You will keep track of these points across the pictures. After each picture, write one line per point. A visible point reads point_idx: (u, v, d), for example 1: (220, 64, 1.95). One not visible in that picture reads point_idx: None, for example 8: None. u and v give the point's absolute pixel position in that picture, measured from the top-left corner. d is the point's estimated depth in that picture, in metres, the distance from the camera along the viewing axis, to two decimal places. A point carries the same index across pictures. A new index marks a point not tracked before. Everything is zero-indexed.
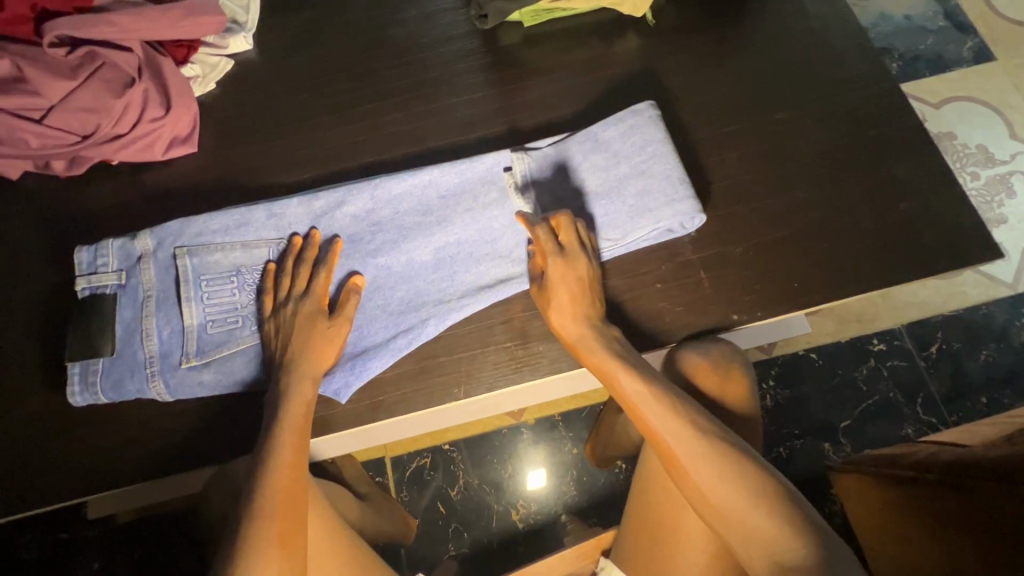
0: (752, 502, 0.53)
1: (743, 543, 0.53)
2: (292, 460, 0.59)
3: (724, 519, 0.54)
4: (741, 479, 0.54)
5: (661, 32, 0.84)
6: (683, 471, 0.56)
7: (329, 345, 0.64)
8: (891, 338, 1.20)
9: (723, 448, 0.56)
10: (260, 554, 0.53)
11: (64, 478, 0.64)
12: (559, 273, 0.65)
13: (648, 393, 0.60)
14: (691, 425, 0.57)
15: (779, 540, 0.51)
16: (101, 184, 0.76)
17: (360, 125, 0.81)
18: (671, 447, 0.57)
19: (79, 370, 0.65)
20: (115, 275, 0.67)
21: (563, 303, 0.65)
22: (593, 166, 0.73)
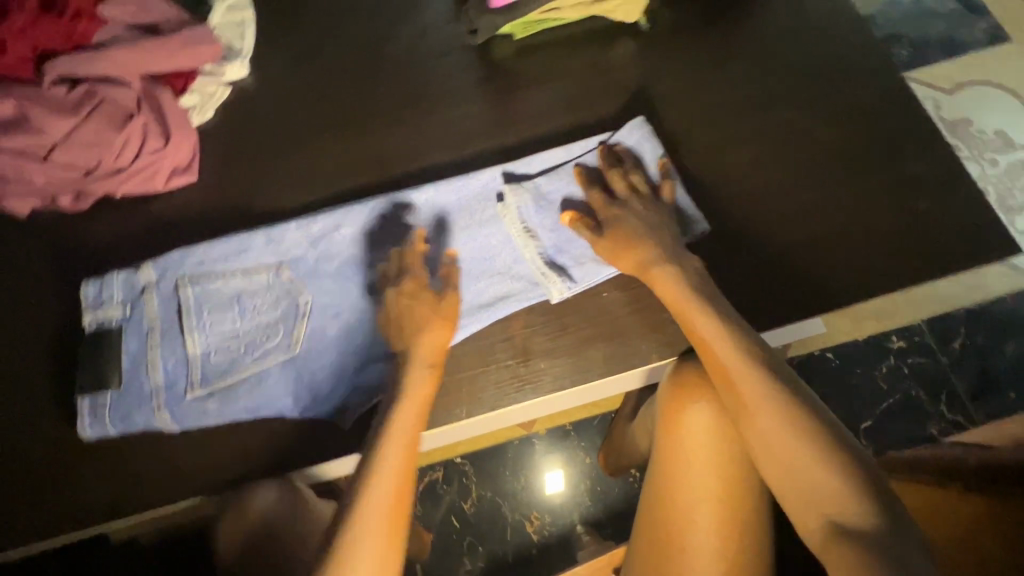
0: (812, 459, 0.53)
1: (798, 498, 0.53)
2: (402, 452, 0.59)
3: (778, 471, 0.54)
4: (807, 432, 0.53)
5: (657, 36, 0.83)
6: (750, 414, 0.56)
7: (440, 323, 0.65)
8: (911, 334, 1.16)
9: (790, 402, 0.55)
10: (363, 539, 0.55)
11: (73, 511, 0.64)
12: (622, 220, 0.68)
13: (723, 330, 0.60)
14: (762, 370, 0.57)
15: (836, 500, 0.51)
16: (103, 217, 0.77)
17: (356, 146, 0.81)
18: (741, 387, 0.57)
19: (88, 404, 0.65)
20: (120, 307, 0.68)
21: (626, 242, 0.66)
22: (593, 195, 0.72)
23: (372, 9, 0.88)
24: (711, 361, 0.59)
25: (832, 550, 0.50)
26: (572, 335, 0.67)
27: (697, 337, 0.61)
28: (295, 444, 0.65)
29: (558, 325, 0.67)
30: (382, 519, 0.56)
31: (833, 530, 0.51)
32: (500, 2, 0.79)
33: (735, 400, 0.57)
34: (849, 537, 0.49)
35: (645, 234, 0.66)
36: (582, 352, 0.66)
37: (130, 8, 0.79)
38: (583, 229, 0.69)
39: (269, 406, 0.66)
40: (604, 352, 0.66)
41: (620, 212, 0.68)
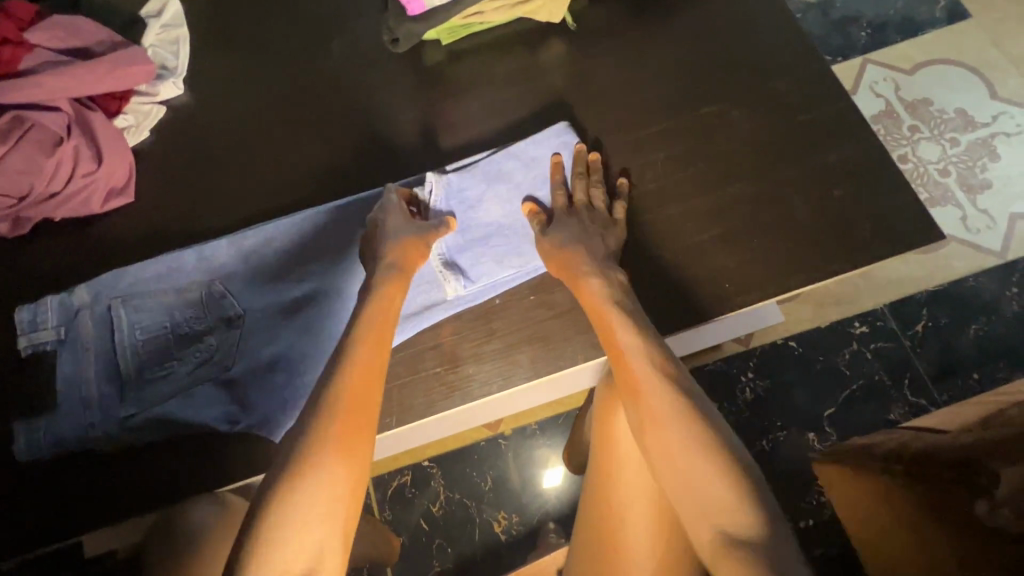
0: (710, 470, 0.52)
1: (696, 512, 0.51)
2: (365, 365, 0.58)
3: (674, 482, 0.53)
4: (708, 443, 0.53)
5: (585, 34, 0.83)
6: (656, 425, 0.55)
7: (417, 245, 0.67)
8: (872, 318, 1.16)
9: (694, 414, 0.55)
10: (322, 445, 0.53)
11: (12, 535, 0.65)
12: (569, 223, 0.68)
13: (640, 342, 0.60)
14: (672, 385, 0.57)
15: (726, 511, 0.50)
16: (42, 242, 0.78)
17: (289, 158, 0.81)
18: (648, 396, 0.57)
19: (24, 427, 0.67)
20: (54, 331, 0.71)
21: (570, 250, 0.66)
22: (496, 196, 0.73)
23: (305, 22, 0.89)
24: (625, 368, 0.59)
25: (721, 561, 0.48)
26: (500, 339, 0.67)
27: (614, 345, 0.61)
28: (231, 454, 0.66)
29: (485, 330, 0.68)
30: (340, 429, 0.54)
31: (723, 541, 0.49)
32: (417, 10, 0.80)
33: (643, 407, 0.57)
34: (738, 549, 0.48)
35: (584, 246, 0.66)
36: (508, 355, 0.67)
37: (59, 34, 0.79)
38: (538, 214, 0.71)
39: (200, 420, 0.67)
40: (530, 354, 0.66)
41: (570, 217, 0.69)
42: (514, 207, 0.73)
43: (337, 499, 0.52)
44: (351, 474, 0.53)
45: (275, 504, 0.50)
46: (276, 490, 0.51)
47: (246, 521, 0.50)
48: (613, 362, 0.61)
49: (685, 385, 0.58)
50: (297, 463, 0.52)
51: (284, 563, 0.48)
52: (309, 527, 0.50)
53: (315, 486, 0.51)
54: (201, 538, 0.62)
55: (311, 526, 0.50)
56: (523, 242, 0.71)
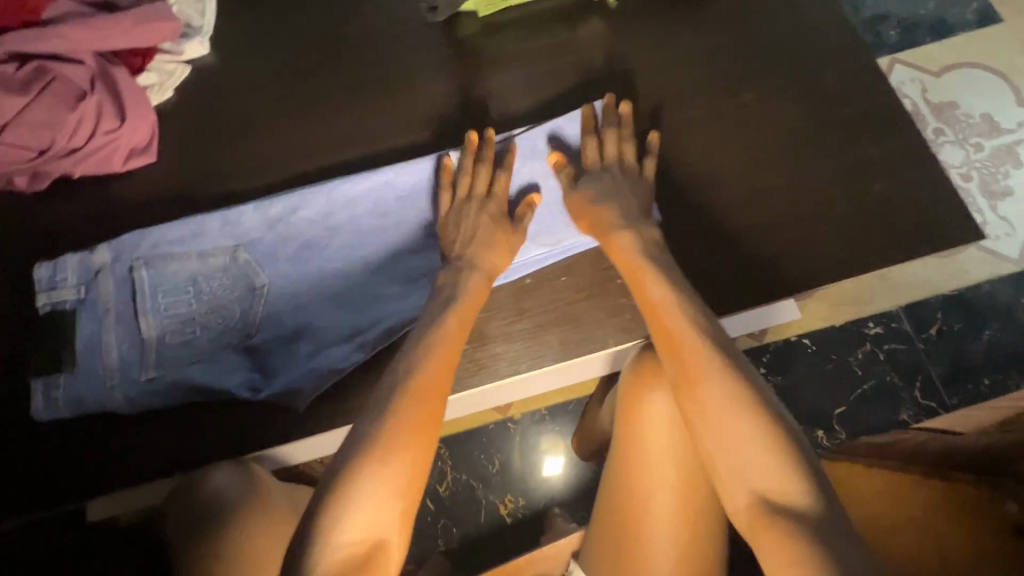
0: (751, 433, 0.51)
1: (736, 475, 0.51)
2: (451, 342, 0.60)
3: (711, 446, 0.53)
4: (749, 406, 0.53)
5: (625, 14, 0.81)
6: (693, 385, 0.55)
7: (505, 243, 0.67)
8: (887, 320, 1.16)
9: (734, 375, 0.54)
10: (406, 414, 0.55)
11: (26, 495, 0.64)
12: (598, 180, 0.69)
13: (676, 301, 0.60)
14: (708, 344, 0.56)
15: (768, 476, 0.50)
16: (59, 197, 0.76)
17: (317, 125, 0.79)
18: (684, 356, 0.56)
19: (41, 386, 0.66)
20: (74, 290, 0.69)
21: (595, 203, 0.68)
22: (531, 173, 0.72)
23: None
24: (660, 327, 0.59)
25: (762, 528, 0.49)
26: (530, 318, 0.66)
27: (650, 304, 0.60)
28: (250, 422, 0.66)
29: (515, 309, 0.67)
30: (415, 411, 0.55)
31: (763, 507, 0.49)
32: None
33: (679, 366, 0.56)
34: (778, 515, 0.48)
35: (611, 199, 0.68)
36: (537, 335, 0.66)
37: None
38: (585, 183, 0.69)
39: (222, 388, 0.66)
40: (560, 335, 0.66)
41: (599, 172, 0.70)
42: (550, 186, 0.72)
43: (415, 472, 0.53)
44: (419, 457, 0.54)
45: (363, 466, 0.52)
46: (346, 469, 0.51)
47: (332, 480, 0.52)
48: (648, 319, 0.60)
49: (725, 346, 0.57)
50: (383, 441, 0.53)
51: (357, 536, 0.49)
52: (392, 497, 0.51)
53: (402, 456, 0.53)
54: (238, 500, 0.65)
55: (384, 504, 0.51)
56: (558, 221, 0.70)
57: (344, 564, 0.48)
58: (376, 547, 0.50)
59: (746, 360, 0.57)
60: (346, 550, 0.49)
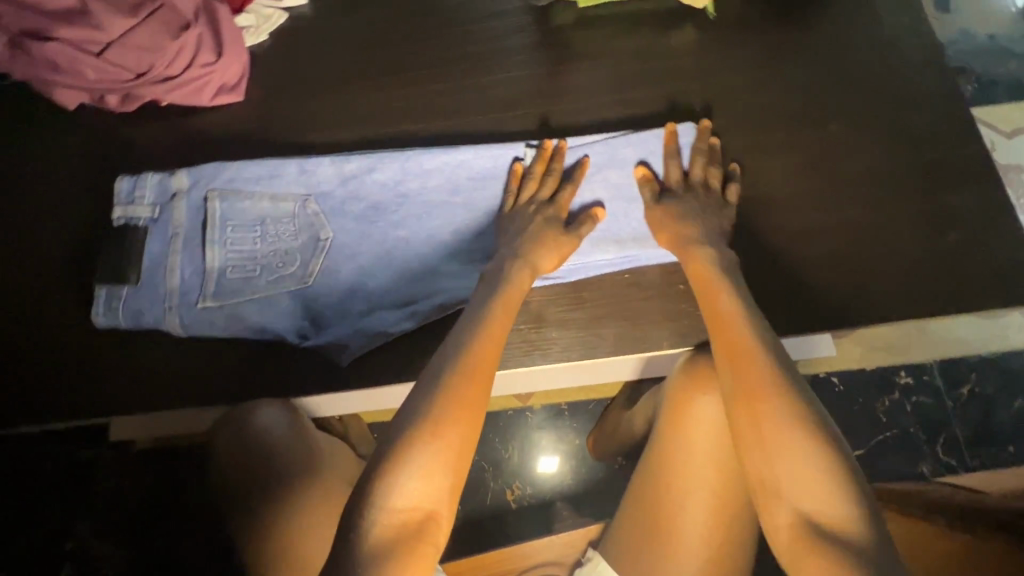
0: (802, 451, 0.50)
1: (781, 493, 0.50)
2: (502, 321, 0.60)
3: (759, 462, 0.52)
4: (808, 427, 0.51)
5: (722, 26, 0.81)
6: (747, 395, 0.53)
7: (554, 248, 0.67)
8: (921, 372, 1.15)
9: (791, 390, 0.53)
10: (458, 388, 0.55)
11: (79, 400, 0.68)
12: (679, 200, 0.69)
13: (742, 312, 0.59)
14: (769, 357, 0.55)
15: (817, 498, 0.48)
16: (147, 123, 0.78)
17: (402, 90, 0.81)
18: (746, 367, 0.55)
19: (105, 294, 0.69)
20: (149, 208, 0.72)
21: (674, 217, 0.68)
22: (605, 180, 0.73)
23: None
24: (723, 336, 0.58)
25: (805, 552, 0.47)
26: (587, 310, 0.68)
27: (715, 314, 0.60)
28: (291, 364, 0.69)
29: (574, 298, 0.68)
30: (469, 389, 0.55)
31: (808, 530, 0.48)
32: None
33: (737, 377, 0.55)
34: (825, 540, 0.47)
35: (691, 218, 0.67)
36: (591, 327, 0.67)
37: None
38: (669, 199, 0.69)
39: (273, 329, 0.69)
40: (615, 331, 0.67)
41: (681, 194, 0.70)
42: (622, 195, 0.72)
43: (464, 447, 0.53)
44: (471, 433, 0.54)
45: (415, 434, 0.52)
46: (402, 436, 0.52)
47: (387, 447, 0.53)
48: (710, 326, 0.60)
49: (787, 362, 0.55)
50: (434, 414, 0.53)
51: (409, 502, 0.51)
52: (442, 469, 0.52)
53: (454, 430, 0.53)
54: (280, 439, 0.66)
55: (438, 475, 0.52)
56: (624, 232, 0.70)
57: (398, 527, 0.50)
58: (429, 515, 0.51)
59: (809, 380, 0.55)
60: (400, 514, 0.50)
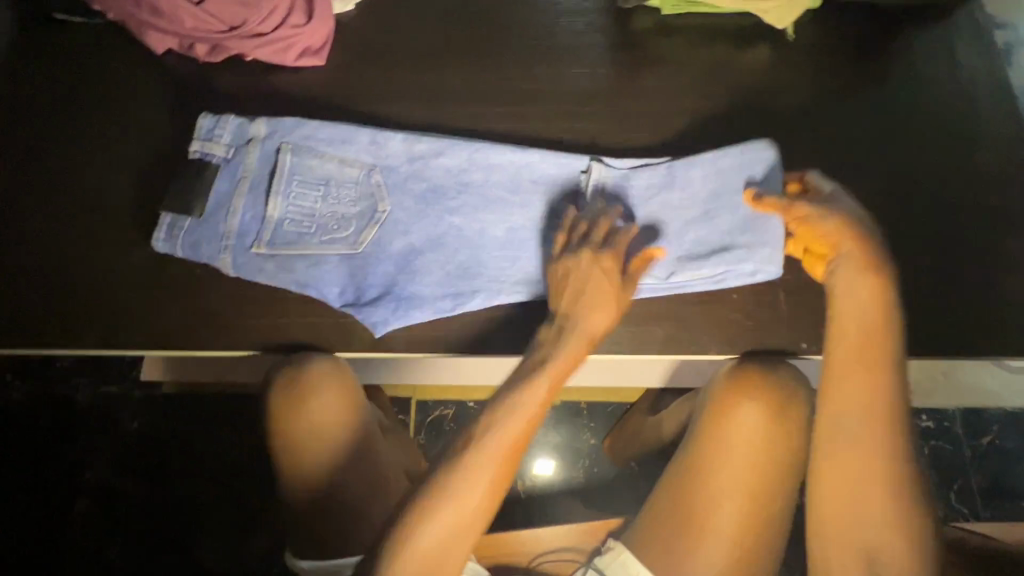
0: (888, 520, 0.57)
1: (858, 545, 0.58)
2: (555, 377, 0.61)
3: (837, 520, 0.59)
4: (900, 500, 0.57)
5: (799, 50, 0.82)
6: (853, 459, 0.58)
7: (605, 305, 0.64)
8: (942, 417, 1.15)
9: (903, 467, 0.58)
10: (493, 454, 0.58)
11: (125, 328, 0.69)
12: (814, 205, 0.64)
13: (886, 372, 0.59)
14: (889, 431, 0.58)
15: (893, 561, 0.56)
16: (229, 74, 0.80)
17: (479, 74, 0.82)
18: (864, 448, 0.58)
19: (169, 220, 0.70)
20: (224, 148, 0.72)
21: (814, 225, 0.64)
22: (666, 202, 0.72)
23: None
24: (848, 405, 0.59)
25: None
26: (639, 307, 0.69)
27: (865, 366, 0.59)
28: (327, 328, 0.69)
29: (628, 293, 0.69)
30: (501, 457, 0.58)
31: None
32: None
33: (850, 439, 0.59)
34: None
35: (845, 228, 0.63)
36: (641, 324, 0.69)
37: None
38: (822, 224, 0.63)
39: (316, 292, 0.69)
40: (665, 330, 0.68)
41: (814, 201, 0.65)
42: (677, 214, 0.71)
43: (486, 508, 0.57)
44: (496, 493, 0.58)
45: (444, 493, 0.56)
46: (432, 489, 0.57)
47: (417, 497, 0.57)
48: (843, 376, 0.60)
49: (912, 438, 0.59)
50: (464, 476, 0.57)
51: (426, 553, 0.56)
52: (462, 533, 0.56)
53: (482, 496, 0.57)
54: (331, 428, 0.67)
55: (461, 534, 0.56)
56: (673, 253, 0.70)
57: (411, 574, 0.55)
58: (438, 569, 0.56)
59: (917, 451, 0.59)
60: (416, 561, 0.55)
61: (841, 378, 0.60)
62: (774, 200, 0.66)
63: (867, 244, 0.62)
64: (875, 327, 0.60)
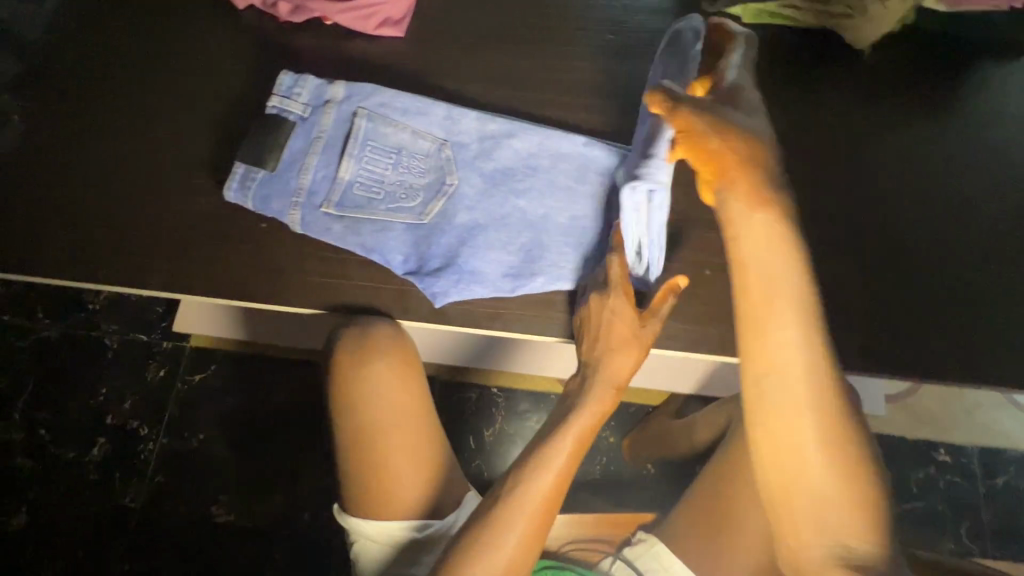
0: (830, 481, 0.50)
1: (809, 518, 0.50)
2: (592, 418, 0.64)
3: (784, 494, 0.51)
4: (838, 457, 0.50)
5: (871, 72, 0.83)
6: (775, 421, 0.51)
7: (632, 348, 0.65)
8: (960, 453, 1.15)
9: (838, 417, 0.51)
10: (529, 493, 0.61)
11: (190, 275, 0.70)
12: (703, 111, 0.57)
13: (801, 319, 0.52)
14: (809, 381, 0.51)
15: (847, 527, 0.50)
16: (307, 36, 0.81)
17: (553, 61, 0.83)
18: (788, 406, 0.51)
19: (242, 170, 0.71)
20: (302, 107, 0.73)
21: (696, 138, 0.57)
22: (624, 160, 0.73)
23: None
24: (761, 360, 0.52)
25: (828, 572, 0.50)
26: (696, 307, 0.70)
27: (769, 315, 0.52)
28: (388, 294, 0.70)
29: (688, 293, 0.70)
30: (540, 500, 0.61)
31: (835, 557, 0.50)
32: None
33: (775, 393, 0.51)
34: (848, 566, 0.49)
35: (712, 131, 0.56)
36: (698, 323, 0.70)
37: None
38: (706, 144, 0.56)
39: (381, 257, 0.70)
40: (720, 333, 0.69)
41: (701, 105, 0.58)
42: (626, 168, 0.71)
43: (533, 539, 0.61)
44: (541, 528, 0.61)
45: (486, 538, 0.59)
46: (475, 534, 0.60)
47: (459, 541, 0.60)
48: (749, 331, 0.53)
49: (837, 374, 0.52)
50: (502, 518, 0.60)
51: None
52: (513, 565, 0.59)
53: (524, 530, 0.60)
54: (390, 410, 0.65)
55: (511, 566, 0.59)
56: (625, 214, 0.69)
57: None
58: None
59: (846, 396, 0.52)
60: None
61: (749, 333, 0.53)
62: (660, 100, 0.59)
63: (758, 161, 0.56)
64: (779, 260, 0.53)
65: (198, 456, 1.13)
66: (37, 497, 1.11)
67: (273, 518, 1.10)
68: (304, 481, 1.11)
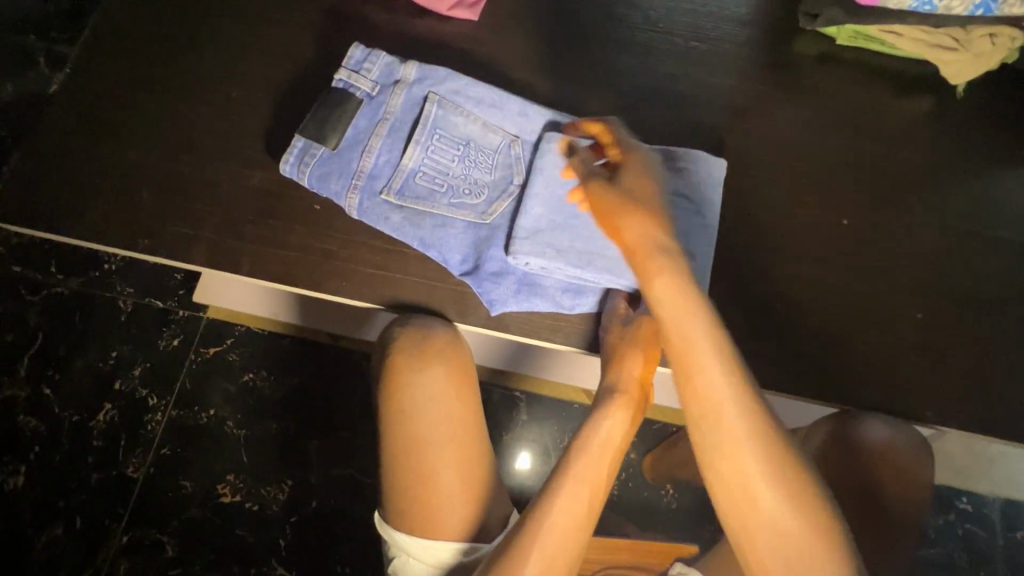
0: (782, 511, 0.48)
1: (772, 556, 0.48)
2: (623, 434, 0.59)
3: (742, 531, 0.49)
4: (785, 484, 0.49)
5: (958, 111, 0.79)
6: (718, 459, 0.50)
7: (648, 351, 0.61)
8: (982, 503, 1.14)
9: (776, 445, 0.50)
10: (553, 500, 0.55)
11: (235, 251, 0.66)
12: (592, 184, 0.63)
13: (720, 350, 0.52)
14: (741, 413, 0.50)
15: (810, 558, 0.47)
16: (376, 9, 0.76)
17: (631, 63, 0.79)
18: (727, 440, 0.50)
19: (301, 145, 0.66)
20: (371, 84, 0.69)
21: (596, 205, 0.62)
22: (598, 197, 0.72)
23: None
24: (699, 400, 0.52)
25: None
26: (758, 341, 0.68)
27: (691, 356, 0.53)
28: (445, 296, 0.66)
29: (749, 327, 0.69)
30: (567, 510, 0.54)
31: None
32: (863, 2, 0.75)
33: (715, 434, 0.51)
34: None
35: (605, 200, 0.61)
36: (758, 357, 0.69)
37: None
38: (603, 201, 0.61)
39: (438, 255, 0.66)
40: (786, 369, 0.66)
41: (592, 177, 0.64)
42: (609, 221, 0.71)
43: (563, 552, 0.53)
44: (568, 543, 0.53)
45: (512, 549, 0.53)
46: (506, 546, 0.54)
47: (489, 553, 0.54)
48: (680, 375, 0.53)
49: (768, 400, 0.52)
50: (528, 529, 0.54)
51: None
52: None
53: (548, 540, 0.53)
54: (437, 415, 0.62)
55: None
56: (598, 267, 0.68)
57: None
58: None
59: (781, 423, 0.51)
60: None
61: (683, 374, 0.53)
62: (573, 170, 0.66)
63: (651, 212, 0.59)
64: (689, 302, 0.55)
65: (207, 431, 1.09)
66: (37, 456, 1.07)
67: (279, 502, 1.07)
68: (315, 467, 1.08)
